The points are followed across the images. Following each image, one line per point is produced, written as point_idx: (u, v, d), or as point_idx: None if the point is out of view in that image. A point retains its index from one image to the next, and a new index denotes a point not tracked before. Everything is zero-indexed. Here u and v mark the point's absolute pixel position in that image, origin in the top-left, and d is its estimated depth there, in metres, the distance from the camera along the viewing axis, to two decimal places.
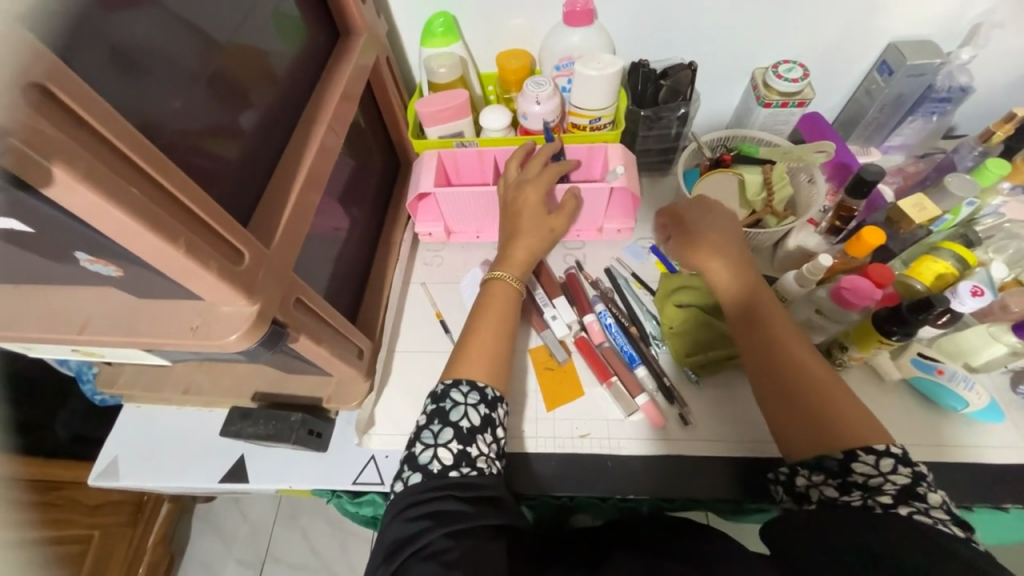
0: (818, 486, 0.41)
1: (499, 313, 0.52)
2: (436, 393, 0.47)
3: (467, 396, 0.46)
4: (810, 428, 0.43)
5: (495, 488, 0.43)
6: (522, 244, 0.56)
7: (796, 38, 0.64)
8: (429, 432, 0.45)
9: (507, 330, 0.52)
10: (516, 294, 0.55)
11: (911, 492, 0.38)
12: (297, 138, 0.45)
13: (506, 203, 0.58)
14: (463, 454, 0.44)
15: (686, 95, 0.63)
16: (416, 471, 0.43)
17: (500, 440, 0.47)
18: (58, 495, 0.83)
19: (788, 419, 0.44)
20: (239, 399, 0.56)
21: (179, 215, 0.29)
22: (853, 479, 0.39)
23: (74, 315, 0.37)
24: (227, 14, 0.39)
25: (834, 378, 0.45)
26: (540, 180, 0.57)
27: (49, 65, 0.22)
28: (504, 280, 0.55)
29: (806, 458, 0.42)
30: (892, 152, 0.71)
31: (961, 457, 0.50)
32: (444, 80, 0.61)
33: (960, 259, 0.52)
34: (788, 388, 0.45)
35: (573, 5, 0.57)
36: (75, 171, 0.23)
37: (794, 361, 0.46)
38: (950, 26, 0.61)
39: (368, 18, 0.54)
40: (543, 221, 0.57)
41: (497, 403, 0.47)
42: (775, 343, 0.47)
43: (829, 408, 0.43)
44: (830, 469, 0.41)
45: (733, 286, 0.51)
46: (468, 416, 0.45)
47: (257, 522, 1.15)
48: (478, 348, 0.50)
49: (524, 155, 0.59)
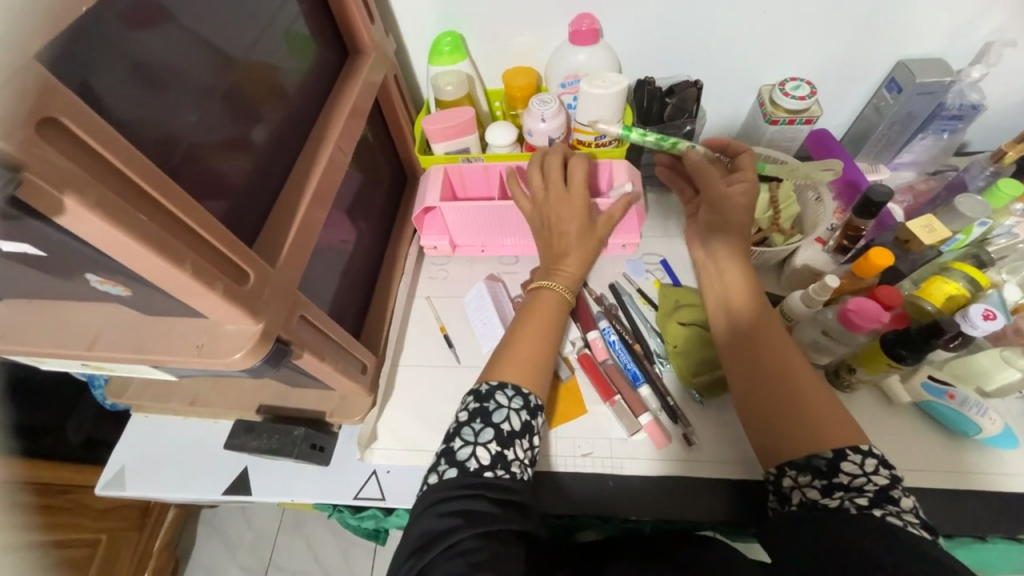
0: (803, 487, 0.41)
1: (544, 320, 0.53)
2: (480, 392, 0.47)
3: (512, 400, 0.46)
4: (789, 419, 0.43)
5: (524, 494, 0.43)
6: (574, 256, 0.56)
7: (804, 54, 0.64)
8: (470, 430, 0.45)
9: (555, 339, 0.52)
10: (567, 303, 0.55)
11: (886, 495, 0.38)
12: (305, 154, 0.46)
13: (544, 221, 0.58)
14: (500, 456, 0.44)
15: (692, 112, 0.63)
16: (451, 467, 0.43)
17: (535, 446, 0.47)
18: (67, 499, 0.84)
19: (761, 408, 0.45)
20: (244, 412, 0.57)
21: (186, 238, 0.29)
22: (838, 480, 0.39)
23: (84, 331, 0.38)
24: (239, 34, 0.40)
25: (805, 366, 0.46)
26: (578, 190, 0.57)
27: (62, 99, 0.22)
28: (555, 290, 0.55)
29: (795, 457, 0.42)
30: (902, 169, 0.70)
31: (972, 484, 0.49)
32: (451, 98, 0.62)
33: (971, 280, 0.51)
34: (758, 371, 0.46)
35: (580, 25, 0.58)
36: (86, 202, 0.23)
37: (772, 350, 0.47)
38: (960, 44, 0.61)
39: (376, 37, 0.55)
40: (591, 233, 0.57)
41: (538, 411, 0.48)
42: (754, 329, 0.49)
43: (801, 397, 0.44)
44: (819, 469, 0.40)
45: (733, 273, 0.53)
46: (510, 420, 0.45)
47: (262, 527, 1.16)
48: (522, 353, 0.50)
49: (541, 165, 0.58)
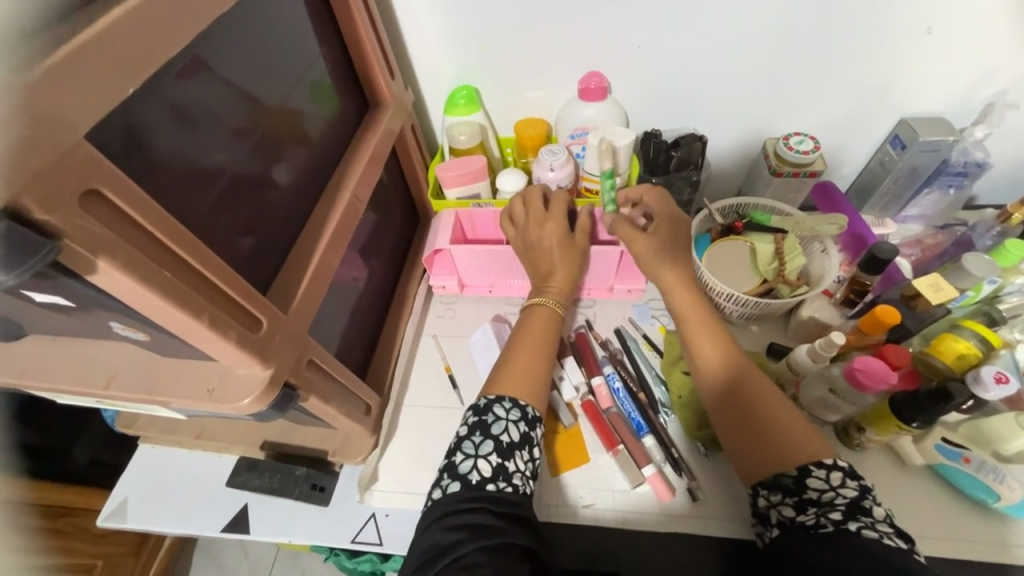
0: (777, 506, 0.42)
1: (540, 338, 0.53)
2: (479, 406, 0.47)
3: (509, 412, 0.46)
4: (765, 444, 0.45)
5: (526, 509, 0.43)
6: (561, 274, 0.57)
7: (808, 111, 0.66)
8: (470, 443, 0.44)
9: (549, 353, 0.53)
10: (559, 318, 0.56)
11: (858, 507, 0.40)
12: (323, 200, 0.48)
13: (526, 246, 0.59)
14: (501, 468, 0.43)
15: (697, 164, 0.65)
16: (454, 480, 0.43)
17: (536, 459, 0.46)
18: (70, 522, 0.86)
19: (737, 434, 0.47)
20: (248, 447, 0.58)
21: (203, 288, 0.31)
22: (808, 496, 0.41)
23: (101, 371, 0.39)
24: (270, 93, 0.43)
25: (762, 385, 0.48)
26: (557, 214, 0.58)
27: (102, 169, 0.24)
28: (547, 305, 0.56)
29: (764, 477, 0.44)
30: (910, 222, 0.71)
31: (992, 556, 0.46)
32: (464, 146, 0.65)
33: (983, 340, 0.50)
34: (729, 397, 0.48)
35: (589, 82, 0.61)
36: (117, 262, 0.25)
37: (734, 374, 0.49)
38: (962, 104, 0.63)
39: (395, 91, 0.58)
40: (572, 246, 0.58)
41: (537, 422, 0.47)
42: (719, 357, 0.50)
43: (767, 422, 0.45)
44: (787, 487, 0.42)
45: (680, 300, 0.54)
46: (509, 431, 0.45)
47: (258, 559, 1.13)
48: (519, 369, 0.50)
49: (525, 198, 0.60)
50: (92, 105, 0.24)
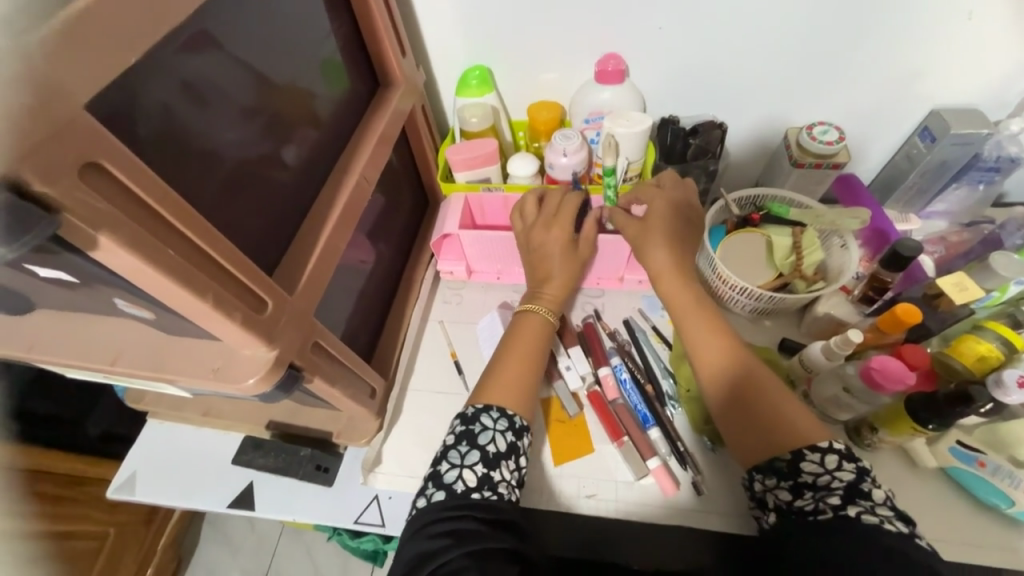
0: (773, 490, 0.43)
1: (529, 344, 0.52)
2: (466, 415, 0.47)
3: (497, 422, 0.46)
4: (759, 433, 0.44)
5: (513, 514, 0.43)
6: (556, 282, 0.57)
7: (834, 100, 0.63)
8: (456, 453, 0.44)
9: (539, 363, 0.52)
10: (550, 326, 0.55)
11: (856, 491, 0.39)
12: (331, 181, 0.47)
13: (528, 246, 0.58)
14: (486, 477, 0.43)
15: (715, 153, 0.63)
16: (439, 489, 0.43)
17: (523, 467, 0.46)
18: (82, 491, 0.88)
19: (734, 420, 0.46)
20: (255, 426, 0.58)
21: (208, 267, 0.30)
22: (804, 479, 0.41)
23: (108, 347, 0.39)
24: (279, 69, 0.41)
25: (755, 370, 0.47)
26: (563, 217, 0.57)
27: (105, 145, 0.24)
28: (537, 314, 0.55)
29: (758, 461, 0.44)
30: (934, 218, 0.68)
31: (1002, 561, 0.46)
32: (475, 129, 0.63)
33: (1007, 343, 0.48)
34: (728, 390, 0.47)
35: (606, 64, 0.60)
36: (120, 239, 0.25)
37: (727, 360, 0.48)
38: (999, 96, 0.60)
39: (407, 70, 0.57)
40: (574, 254, 0.58)
41: (524, 432, 0.47)
42: (716, 347, 0.50)
43: (763, 408, 0.45)
44: (781, 471, 0.42)
45: (671, 286, 0.54)
46: (495, 441, 0.45)
47: (264, 533, 1.16)
48: (508, 377, 0.49)
49: (540, 198, 0.59)
50: (94, 78, 0.23)
